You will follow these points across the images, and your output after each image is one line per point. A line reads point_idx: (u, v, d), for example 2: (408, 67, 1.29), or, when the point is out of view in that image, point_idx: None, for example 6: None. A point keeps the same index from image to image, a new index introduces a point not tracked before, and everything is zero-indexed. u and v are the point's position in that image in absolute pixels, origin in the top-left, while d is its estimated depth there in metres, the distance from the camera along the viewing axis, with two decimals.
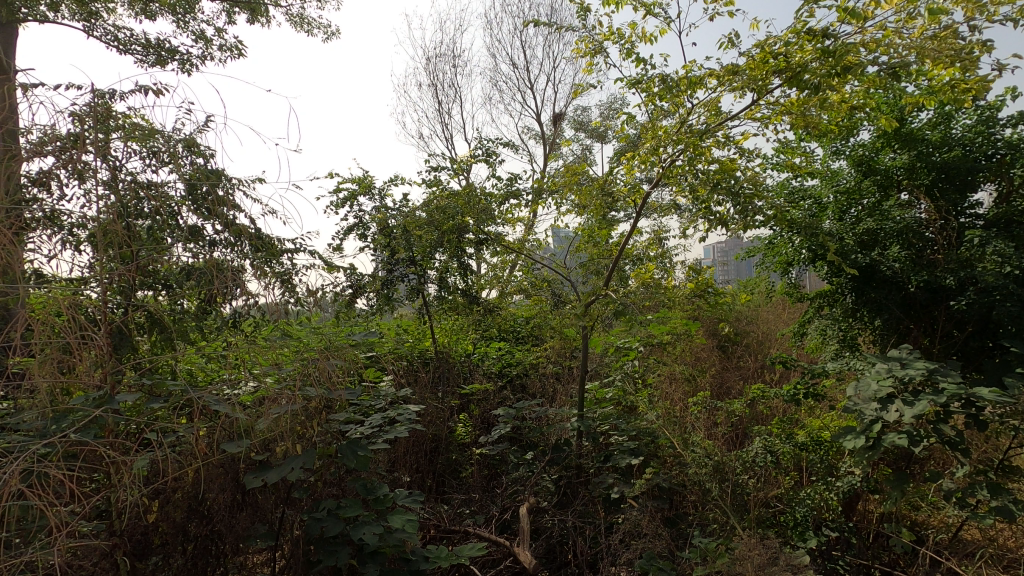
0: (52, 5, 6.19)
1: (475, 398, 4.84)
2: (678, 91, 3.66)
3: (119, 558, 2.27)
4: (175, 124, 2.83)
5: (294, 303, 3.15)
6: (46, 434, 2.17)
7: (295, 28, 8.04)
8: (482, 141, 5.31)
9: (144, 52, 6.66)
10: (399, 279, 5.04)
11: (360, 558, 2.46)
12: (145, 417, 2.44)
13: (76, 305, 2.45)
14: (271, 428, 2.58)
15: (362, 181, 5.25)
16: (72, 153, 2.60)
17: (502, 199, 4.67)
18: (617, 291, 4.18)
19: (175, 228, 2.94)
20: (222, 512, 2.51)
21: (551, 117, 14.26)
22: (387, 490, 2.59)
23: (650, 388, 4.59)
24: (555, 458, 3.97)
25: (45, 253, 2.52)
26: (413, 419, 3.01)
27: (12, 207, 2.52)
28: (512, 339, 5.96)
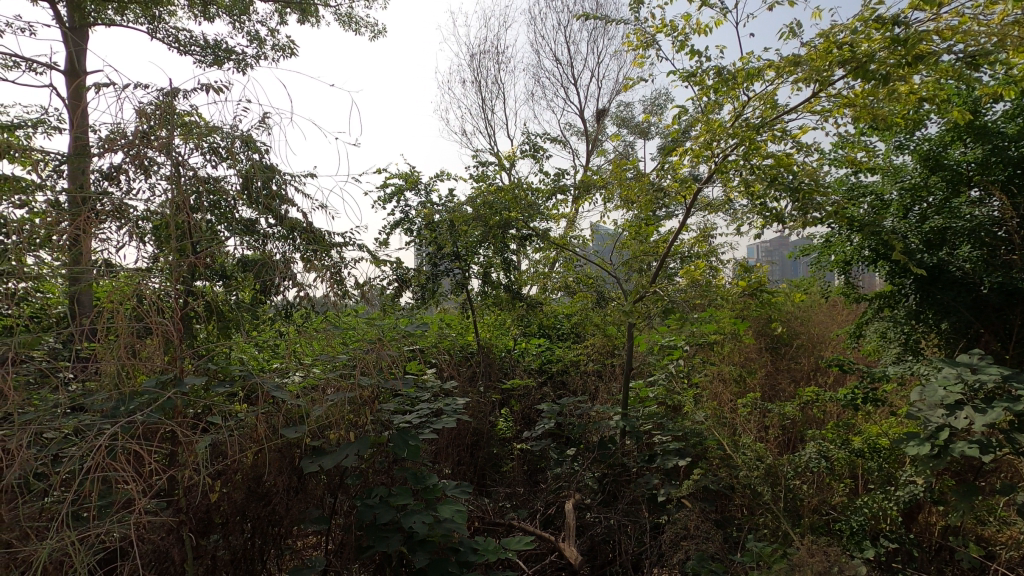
0: (119, 9, 6.53)
1: (516, 393, 4.82)
2: (734, 83, 3.56)
3: (185, 534, 2.37)
4: (235, 121, 2.94)
5: (343, 295, 3.23)
6: (118, 414, 2.28)
7: (343, 27, 8.21)
8: (529, 136, 5.31)
9: (202, 53, 6.95)
10: (444, 275, 5.15)
11: (411, 546, 2.51)
12: (206, 401, 2.53)
13: (146, 293, 2.58)
14: (325, 415, 2.64)
15: (409, 176, 5.32)
16: (139, 148, 2.73)
17: (548, 195, 4.65)
18: (665, 289, 4.10)
19: (231, 222, 3.05)
20: (280, 495, 2.61)
21: (595, 112, 14.15)
22: (437, 481, 2.62)
23: (696, 388, 4.49)
24: (599, 456, 3.93)
25: (114, 243, 2.66)
26: (461, 410, 3.04)
27: (83, 200, 2.64)
28: (553, 335, 5.96)
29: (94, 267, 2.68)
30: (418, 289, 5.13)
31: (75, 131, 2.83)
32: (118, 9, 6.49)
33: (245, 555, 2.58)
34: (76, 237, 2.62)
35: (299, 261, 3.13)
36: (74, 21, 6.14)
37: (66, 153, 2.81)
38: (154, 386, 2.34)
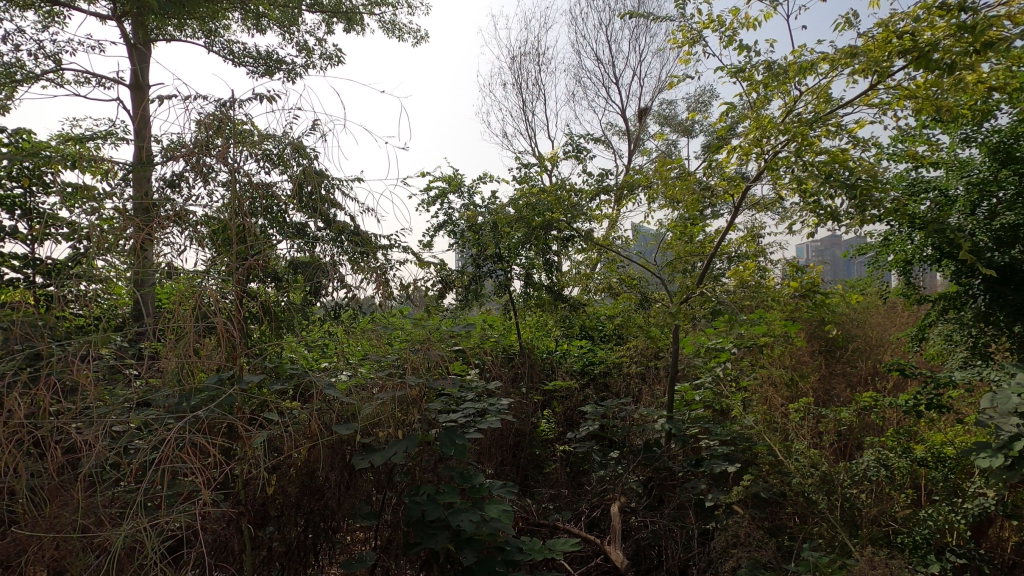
0: (178, 26, 6.87)
1: (559, 394, 4.81)
2: (785, 78, 3.46)
3: (244, 525, 2.48)
4: (287, 129, 3.05)
5: (389, 296, 3.30)
6: (181, 409, 2.40)
7: (387, 34, 8.40)
8: (572, 137, 5.29)
9: (255, 64, 7.24)
10: (486, 276, 5.19)
11: (458, 544, 2.54)
12: (262, 398, 2.64)
13: (205, 294, 2.71)
14: (374, 413, 2.72)
15: (452, 179, 5.40)
16: (198, 156, 2.88)
17: (591, 196, 4.61)
18: (712, 289, 4.01)
19: (283, 225, 3.17)
20: (332, 490, 2.69)
21: (637, 111, 13.96)
22: (484, 480, 2.65)
23: (744, 392, 4.37)
24: (644, 459, 3.88)
25: (176, 246, 2.82)
26: (505, 410, 3.06)
27: (148, 207, 2.82)
28: (595, 337, 5.92)
29: (158, 269, 2.84)
30: (461, 290, 5.19)
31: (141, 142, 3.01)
32: (177, 25, 6.83)
33: (298, 547, 2.68)
34: (141, 242, 2.79)
35: (346, 264, 3.24)
36: (138, 38, 6.51)
37: (131, 161, 2.98)
38: (214, 383, 2.45)
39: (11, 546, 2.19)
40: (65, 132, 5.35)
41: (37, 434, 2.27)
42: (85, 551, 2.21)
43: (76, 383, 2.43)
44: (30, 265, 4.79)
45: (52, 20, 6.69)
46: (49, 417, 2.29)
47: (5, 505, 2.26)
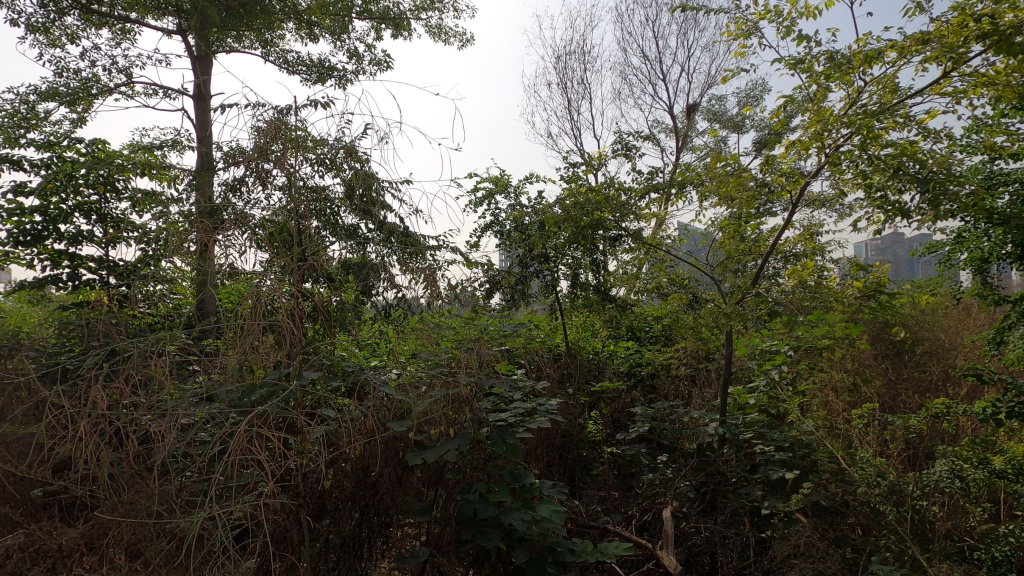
0: (237, 38, 7.18)
1: (606, 395, 4.75)
2: (849, 68, 3.30)
3: (303, 517, 2.56)
4: (340, 134, 3.15)
5: (438, 295, 3.35)
6: (243, 404, 2.50)
7: (433, 39, 8.53)
8: (620, 135, 5.23)
9: (307, 72, 7.49)
10: (533, 276, 5.20)
11: (510, 543, 2.55)
12: (319, 395, 2.72)
13: (264, 293, 2.82)
14: (426, 411, 2.76)
15: (499, 180, 5.42)
16: (258, 162, 3.01)
17: (641, 194, 4.53)
18: (768, 290, 3.86)
19: (336, 227, 3.28)
20: (386, 485, 2.75)
21: (685, 108, 13.67)
22: (534, 480, 2.65)
23: (802, 396, 4.20)
24: (696, 464, 3.78)
25: (237, 248, 2.94)
26: (554, 410, 3.05)
27: (211, 211, 2.96)
28: (642, 338, 5.82)
29: (220, 270, 2.97)
30: (507, 290, 5.21)
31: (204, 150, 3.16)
32: (237, 37, 7.15)
33: (353, 541, 2.74)
34: (204, 244, 2.93)
35: (396, 265, 3.34)
36: (200, 50, 6.84)
37: (194, 167, 3.13)
38: (274, 379, 2.54)
39: (92, 530, 2.34)
40: (135, 142, 5.69)
41: (114, 425, 2.41)
42: (157, 536, 2.33)
43: (149, 378, 2.57)
44: (105, 266, 5.13)
45: (124, 36, 7.12)
46: (125, 409, 2.43)
47: (87, 491, 2.41)
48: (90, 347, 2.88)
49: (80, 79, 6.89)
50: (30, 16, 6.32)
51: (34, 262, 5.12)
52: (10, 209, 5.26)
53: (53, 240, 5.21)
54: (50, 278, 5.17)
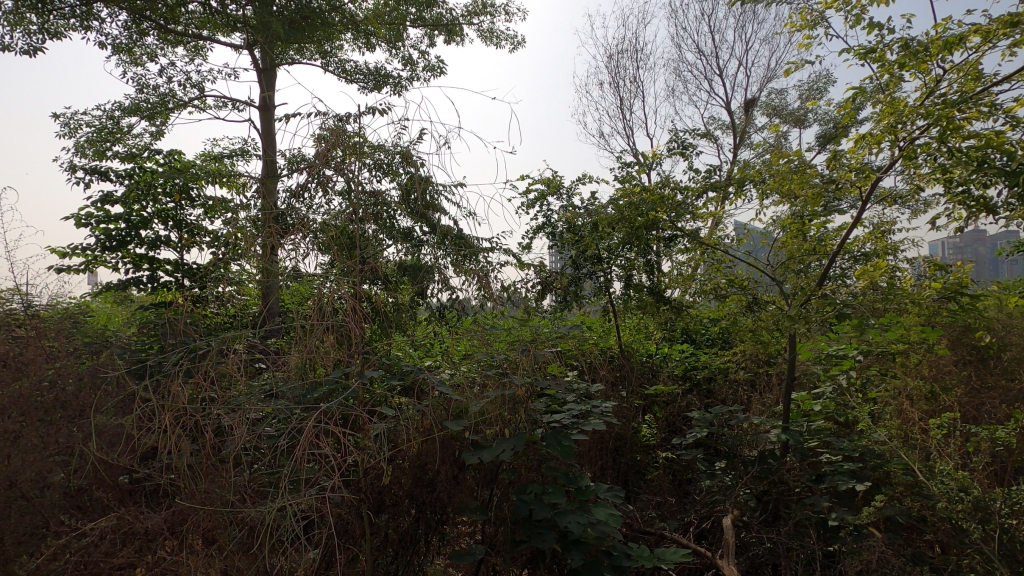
0: (299, 50, 7.50)
1: (661, 399, 4.64)
2: (926, 55, 3.11)
3: (364, 511, 2.64)
4: (397, 139, 3.23)
5: (491, 296, 3.38)
6: (307, 401, 2.61)
7: (485, 43, 8.62)
8: (675, 133, 5.11)
9: (365, 80, 7.73)
10: (585, 277, 5.16)
11: (566, 545, 2.55)
12: (378, 394, 2.80)
13: (326, 295, 2.93)
14: (482, 412, 2.78)
15: (552, 181, 5.42)
16: (319, 169, 3.14)
17: (698, 193, 4.41)
18: (836, 291, 3.68)
19: (392, 230, 3.33)
20: (443, 483, 2.79)
21: (743, 103, 13.23)
22: (590, 482, 2.64)
23: (872, 403, 3.97)
24: (758, 472, 3.65)
25: (299, 252, 3.06)
26: (609, 412, 3.02)
27: (275, 217, 3.10)
28: (698, 341, 5.67)
29: (283, 272, 3.11)
30: (560, 292, 5.19)
31: (270, 158, 3.32)
32: (298, 49, 7.47)
33: (410, 536, 2.80)
34: (268, 247, 3.07)
35: (449, 266, 3.40)
36: (266, 63, 7.19)
37: (261, 175, 3.30)
38: (336, 378, 2.63)
39: (173, 516, 2.51)
40: (207, 152, 6.05)
41: (192, 418, 2.58)
42: (230, 525, 2.47)
43: (221, 375, 2.72)
44: (181, 269, 5.48)
45: (196, 53, 7.57)
46: (200, 404, 2.59)
47: (168, 479, 2.59)
48: (170, 345, 3.08)
49: (158, 94, 7.38)
50: (115, 38, 6.81)
51: (118, 265, 5.53)
52: (98, 217, 5.69)
53: (135, 245, 5.61)
54: (133, 279, 5.57)
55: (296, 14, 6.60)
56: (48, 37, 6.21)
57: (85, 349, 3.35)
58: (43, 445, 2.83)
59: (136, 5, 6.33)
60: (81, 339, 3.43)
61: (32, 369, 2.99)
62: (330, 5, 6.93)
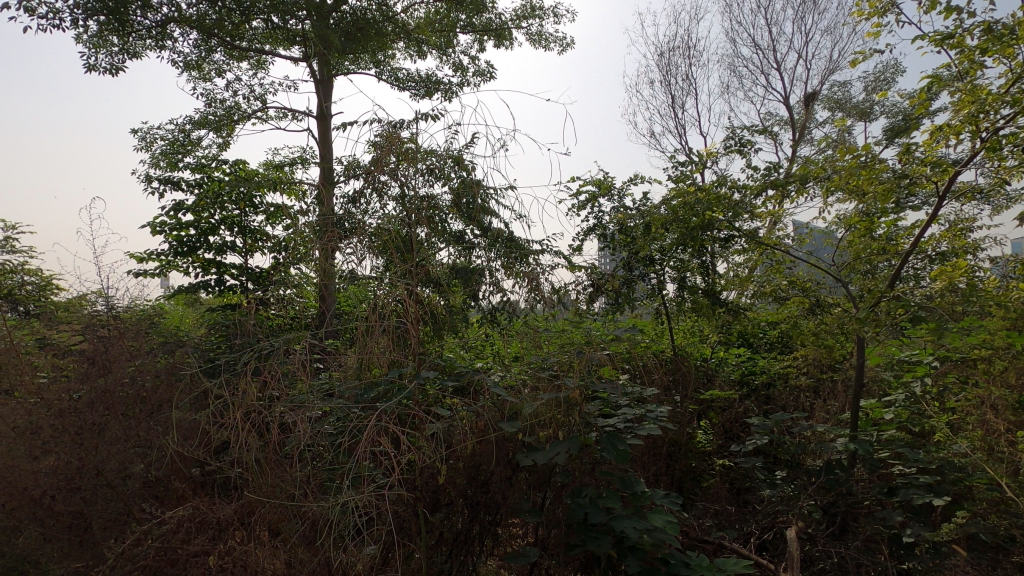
0: (355, 60, 7.74)
1: (716, 404, 4.50)
2: (1013, 39, 2.89)
3: (420, 510, 2.68)
4: (449, 144, 3.28)
5: (542, 299, 3.37)
6: (365, 401, 2.68)
7: (534, 46, 8.63)
8: (732, 129, 4.96)
9: (416, 87, 7.89)
10: (638, 279, 5.08)
11: (621, 550, 2.52)
12: (433, 395, 2.84)
13: (382, 297, 3.00)
14: (535, 414, 2.78)
15: (603, 182, 5.36)
16: (375, 175, 3.23)
17: (756, 192, 4.25)
18: (909, 293, 3.46)
19: (444, 233, 3.37)
20: (497, 484, 2.80)
21: (803, 97, 12.69)
22: (646, 488, 2.59)
23: (951, 413, 3.71)
24: (824, 483, 3.48)
25: (355, 255, 3.16)
26: (664, 417, 2.96)
27: (333, 222, 3.20)
28: (756, 345, 5.47)
29: (341, 275, 3.22)
30: (611, 294, 5.13)
31: (328, 164, 3.44)
32: (354, 59, 7.71)
33: (464, 537, 2.83)
34: (326, 251, 3.18)
35: (501, 269, 3.42)
36: (323, 74, 7.46)
37: (319, 182, 3.42)
38: (392, 379, 2.69)
39: (242, 507, 2.63)
40: (270, 161, 6.34)
41: (257, 415, 2.69)
42: (294, 519, 2.56)
43: (283, 375, 2.83)
44: (245, 272, 5.76)
45: (259, 67, 7.94)
46: (265, 401, 2.71)
47: (237, 473, 2.72)
48: (237, 345, 3.24)
49: (224, 107, 7.78)
50: (186, 55, 7.24)
51: (189, 269, 5.86)
52: (171, 225, 6.06)
53: (204, 250, 5.93)
54: (202, 283, 5.89)
55: (352, 26, 6.82)
56: (127, 56, 6.65)
57: (160, 348, 3.57)
58: (126, 437, 3.12)
59: (205, 24, 6.70)
60: (158, 338, 3.66)
61: (113, 366, 3.28)
62: (383, 15, 7.13)
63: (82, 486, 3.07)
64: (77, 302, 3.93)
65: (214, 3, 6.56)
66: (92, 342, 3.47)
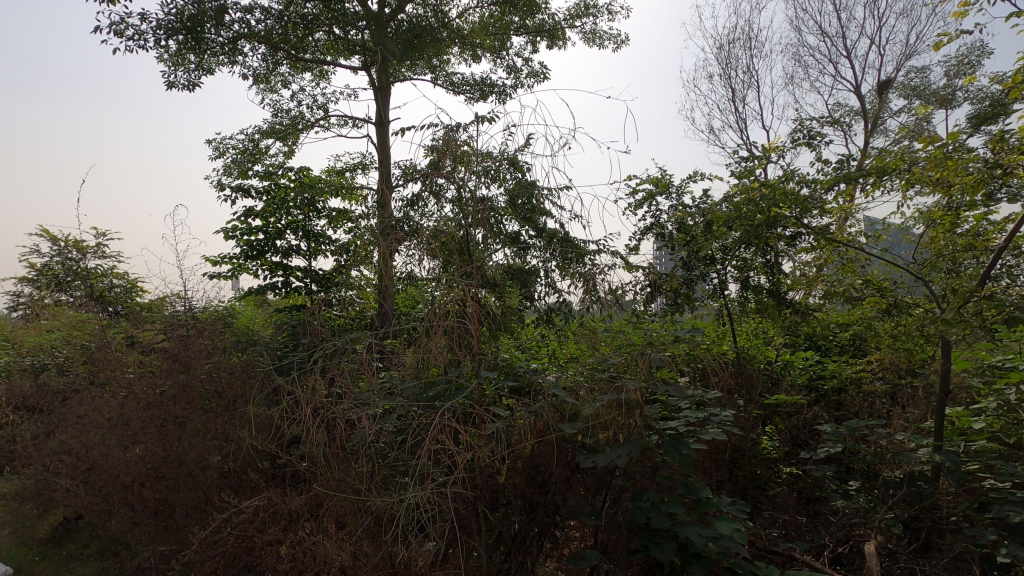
0: (411, 67, 7.92)
1: (783, 409, 4.30)
2: None
3: (480, 508, 2.70)
4: (505, 146, 3.29)
5: (599, 300, 3.33)
6: (425, 399, 2.73)
7: (588, 44, 8.56)
8: (800, 122, 4.73)
9: (471, 91, 7.99)
10: (698, 279, 4.94)
11: (686, 557, 2.45)
12: (491, 395, 2.85)
13: (440, 298, 3.05)
14: (595, 416, 2.74)
15: (661, 181, 5.25)
16: (433, 179, 3.30)
17: (827, 186, 4.04)
18: (1003, 292, 3.18)
19: (501, 235, 3.38)
20: (557, 486, 2.79)
21: (875, 86, 11.98)
22: (711, 494, 2.51)
23: None
24: (906, 496, 3.25)
25: (414, 257, 3.22)
26: (728, 422, 2.85)
27: (393, 225, 3.29)
28: (825, 348, 5.20)
29: (401, 276, 3.29)
30: (670, 295, 5.01)
31: (388, 170, 3.53)
32: (411, 66, 7.88)
33: (523, 537, 2.82)
34: (387, 253, 3.27)
35: (556, 270, 3.41)
36: (381, 82, 7.67)
37: (380, 186, 3.53)
38: (451, 379, 2.73)
39: (311, 500, 2.74)
40: (331, 167, 6.57)
41: (324, 412, 2.79)
42: (359, 513, 2.64)
43: (345, 373, 2.92)
44: (310, 275, 6.02)
45: (321, 77, 8.26)
46: (332, 398, 2.81)
47: (306, 467, 2.83)
48: (303, 344, 3.38)
49: (290, 117, 8.13)
50: (255, 69, 7.62)
51: (258, 272, 6.17)
52: (242, 230, 6.39)
53: (271, 253, 6.23)
54: (270, 285, 6.19)
55: (409, 34, 6.98)
56: (202, 72, 7.07)
57: (234, 347, 3.77)
58: (205, 430, 3.32)
59: (272, 38, 7.02)
60: (232, 337, 3.87)
61: (194, 363, 3.50)
62: (439, 22, 7.25)
63: (167, 475, 3.29)
64: (161, 303, 4.23)
65: (281, 18, 6.87)
66: (174, 341, 3.71)
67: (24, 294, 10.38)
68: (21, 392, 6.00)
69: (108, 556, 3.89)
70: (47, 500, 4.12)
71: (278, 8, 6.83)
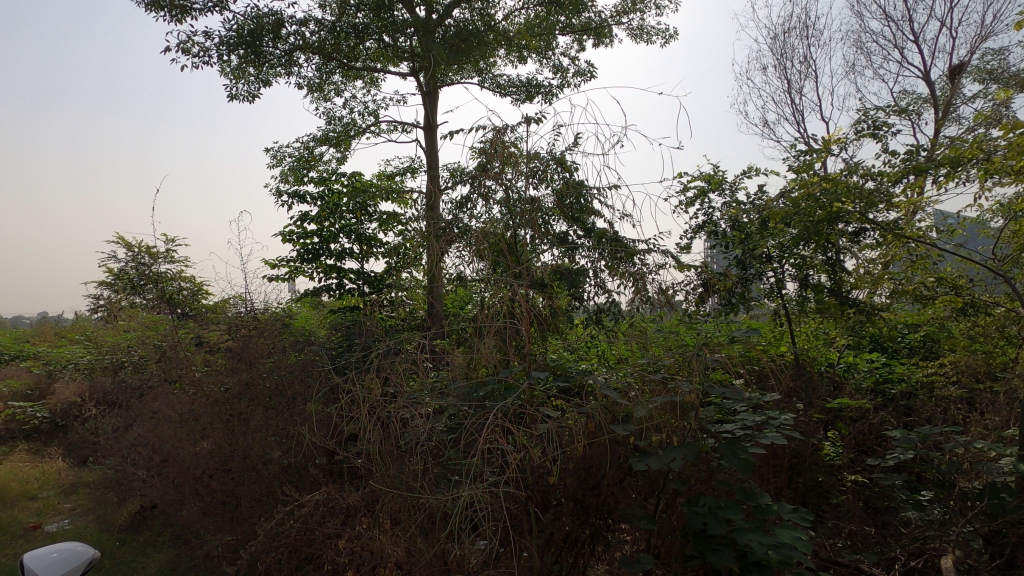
0: (458, 71, 8.02)
1: (848, 414, 4.09)
2: None
3: (531, 509, 2.69)
4: (552, 146, 3.29)
5: (649, 301, 3.27)
6: (475, 399, 2.76)
7: (635, 40, 8.43)
8: (863, 111, 4.50)
9: (517, 91, 8.01)
10: (753, 278, 4.77)
11: (745, 565, 2.37)
12: (540, 397, 2.85)
13: (489, 298, 3.07)
14: (647, 419, 2.69)
15: (713, 177, 5.11)
16: (481, 181, 3.32)
17: (894, 178, 3.82)
18: None
19: (549, 235, 3.37)
20: (610, 488, 2.75)
21: (947, 71, 11.23)
22: (771, 500, 2.42)
23: None
24: (987, 508, 3.04)
25: (463, 258, 3.26)
26: (789, 426, 2.74)
27: (442, 227, 3.34)
28: (892, 350, 4.95)
29: (451, 277, 3.34)
30: (724, 294, 4.86)
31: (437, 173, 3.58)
32: (457, 70, 7.98)
33: (574, 539, 2.80)
34: (437, 254, 3.32)
35: (606, 270, 3.38)
36: (429, 86, 7.81)
37: (429, 189, 3.59)
38: (501, 380, 2.74)
39: (368, 496, 2.81)
40: (382, 172, 6.75)
41: (378, 411, 2.86)
42: (413, 509, 2.68)
43: (397, 373, 2.98)
44: (363, 277, 6.20)
45: (372, 85, 8.48)
46: (385, 397, 2.88)
47: (362, 464, 2.91)
48: (358, 345, 3.48)
49: (343, 124, 8.39)
50: (309, 79, 7.90)
51: (314, 274, 6.40)
52: (298, 234, 6.64)
53: (326, 256, 6.45)
54: (325, 286, 6.41)
55: (456, 38, 7.05)
56: (261, 84, 7.40)
57: (292, 347, 3.91)
58: (267, 425, 3.47)
59: (325, 48, 7.27)
60: (291, 337, 4.02)
61: (257, 362, 3.67)
62: (486, 25, 7.31)
63: (233, 468, 3.45)
64: (225, 305, 4.45)
65: (333, 29, 7.12)
66: (238, 341, 3.90)
67: (104, 296, 11.15)
68: (103, 388, 6.43)
69: (180, 544, 4.12)
70: (126, 489, 4.40)
71: (331, 20, 7.08)
